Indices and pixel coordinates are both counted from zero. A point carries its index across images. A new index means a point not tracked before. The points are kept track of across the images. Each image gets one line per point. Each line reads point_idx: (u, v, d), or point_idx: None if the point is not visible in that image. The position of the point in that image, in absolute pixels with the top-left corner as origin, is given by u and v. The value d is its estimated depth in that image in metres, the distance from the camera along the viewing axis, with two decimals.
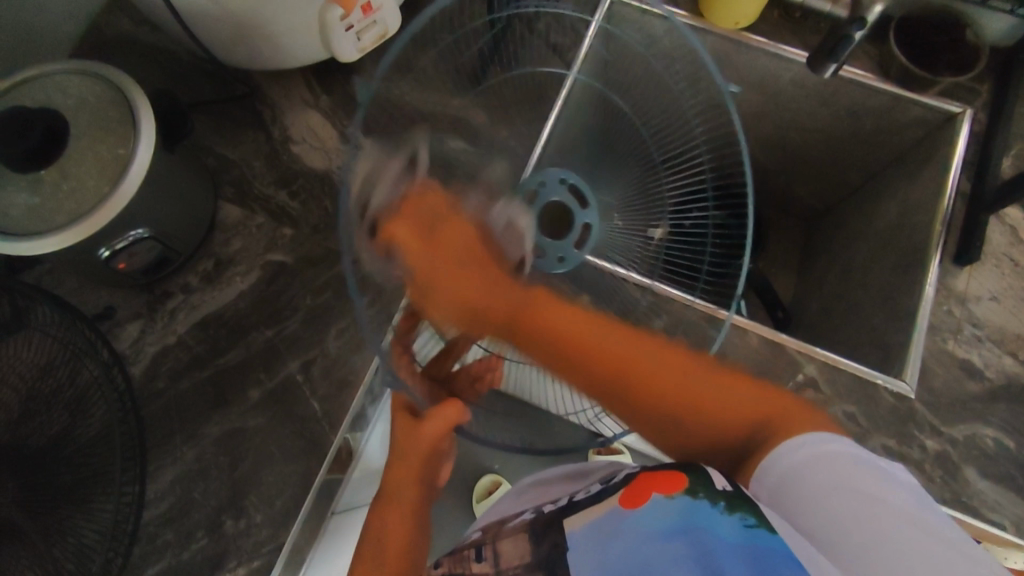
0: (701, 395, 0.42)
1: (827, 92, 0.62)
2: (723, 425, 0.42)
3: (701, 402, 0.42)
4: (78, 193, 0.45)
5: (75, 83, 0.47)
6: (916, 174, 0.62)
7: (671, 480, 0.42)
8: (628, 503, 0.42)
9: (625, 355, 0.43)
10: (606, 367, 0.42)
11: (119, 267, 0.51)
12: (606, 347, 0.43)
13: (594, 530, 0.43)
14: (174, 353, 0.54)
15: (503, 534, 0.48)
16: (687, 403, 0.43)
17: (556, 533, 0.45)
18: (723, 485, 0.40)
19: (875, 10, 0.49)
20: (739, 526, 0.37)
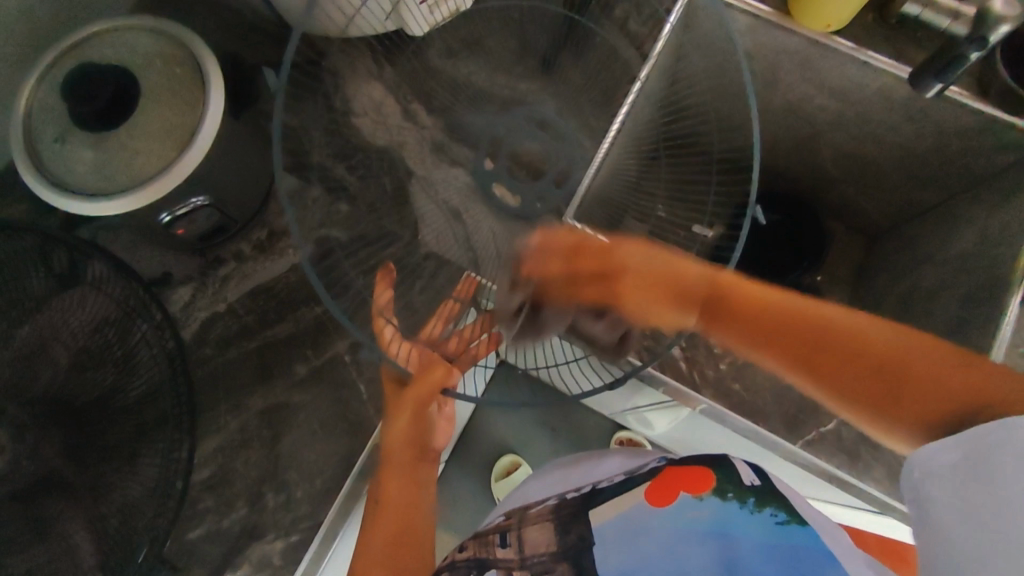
0: (878, 358, 0.39)
1: (915, 107, 0.59)
2: (937, 398, 0.37)
3: (912, 377, 0.38)
4: (144, 156, 0.44)
5: (144, 40, 0.46)
6: (1000, 202, 0.58)
7: (697, 479, 0.40)
8: (654, 497, 0.40)
9: (843, 320, 0.41)
10: (785, 325, 0.42)
11: (177, 232, 0.50)
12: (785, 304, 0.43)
13: (622, 523, 0.39)
14: (223, 320, 0.54)
15: (528, 520, 0.42)
16: (869, 364, 0.40)
17: (582, 524, 0.40)
18: (750, 481, 0.40)
19: (1001, 31, 0.45)
20: (771, 523, 0.36)
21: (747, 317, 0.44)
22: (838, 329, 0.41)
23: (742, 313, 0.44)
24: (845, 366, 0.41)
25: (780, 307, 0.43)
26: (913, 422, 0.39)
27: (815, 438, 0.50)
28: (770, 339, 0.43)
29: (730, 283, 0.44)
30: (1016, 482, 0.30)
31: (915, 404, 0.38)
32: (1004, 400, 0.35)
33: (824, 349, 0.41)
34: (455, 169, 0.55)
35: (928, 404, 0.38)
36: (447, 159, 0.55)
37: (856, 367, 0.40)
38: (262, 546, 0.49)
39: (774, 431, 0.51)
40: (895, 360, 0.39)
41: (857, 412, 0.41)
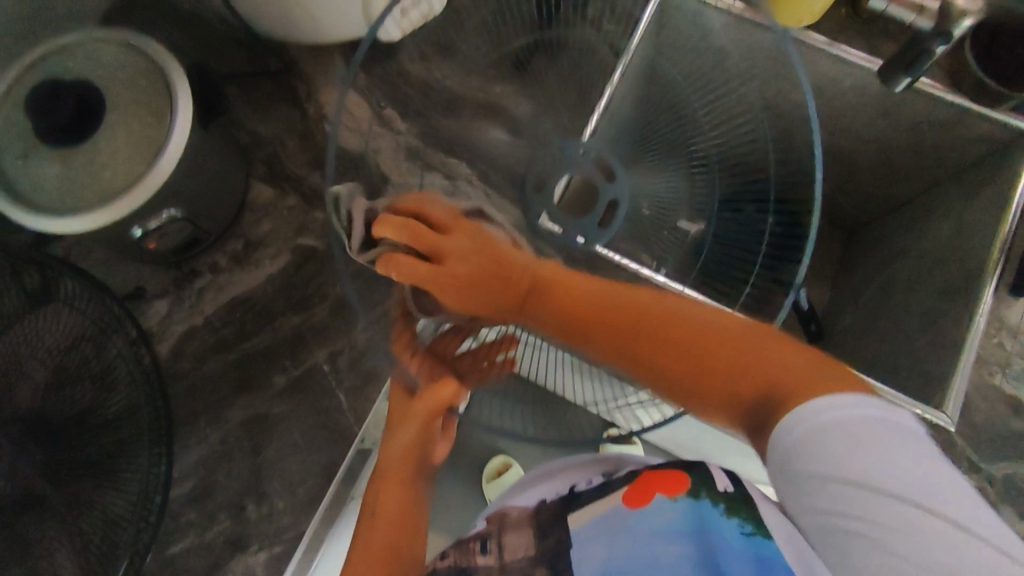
0: (701, 337, 0.34)
1: (888, 102, 0.59)
2: (743, 395, 0.32)
3: (744, 380, 0.32)
4: (113, 171, 0.43)
5: (111, 54, 0.46)
6: (973, 194, 0.59)
7: (673, 481, 0.41)
8: (631, 500, 0.41)
9: (634, 303, 0.37)
10: (644, 345, 0.35)
11: (150, 246, 0.50)
12: (625, 296, 0.37)
13: (599, 524, 0.41)
14: (201, 333, 0.54)
15: (510, 525, 0.44)
16: (688, 366, 0.34)
17: (560, 529, 0.42)
18: (725, 487, 0.40)
19: (964, 26, 0.45)
20: (739, 532, 0.36)
21: (590, 321, 0.37)
22: (676, 341, 0.35)
23: (555, 298, 0.39)
24: (641, 348, 0.35)
25: (641, 317, 0.36)
26: (731, 408, 0.33)
27: None
28: (557, 303, 0.39)
29: (551, 281, 0.39)
30: (842, 453, 0.28)
31: (727, 385, 0.33)
32: (814, 385, 0.31)
33: (647, 330, 0.35)
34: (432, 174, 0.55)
35: (739, 396, 0.33)
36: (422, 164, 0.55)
37: (668, 341, 0.35)
38: (245, 558, 0.49)
39: None
40: (721, 346, 0.33)
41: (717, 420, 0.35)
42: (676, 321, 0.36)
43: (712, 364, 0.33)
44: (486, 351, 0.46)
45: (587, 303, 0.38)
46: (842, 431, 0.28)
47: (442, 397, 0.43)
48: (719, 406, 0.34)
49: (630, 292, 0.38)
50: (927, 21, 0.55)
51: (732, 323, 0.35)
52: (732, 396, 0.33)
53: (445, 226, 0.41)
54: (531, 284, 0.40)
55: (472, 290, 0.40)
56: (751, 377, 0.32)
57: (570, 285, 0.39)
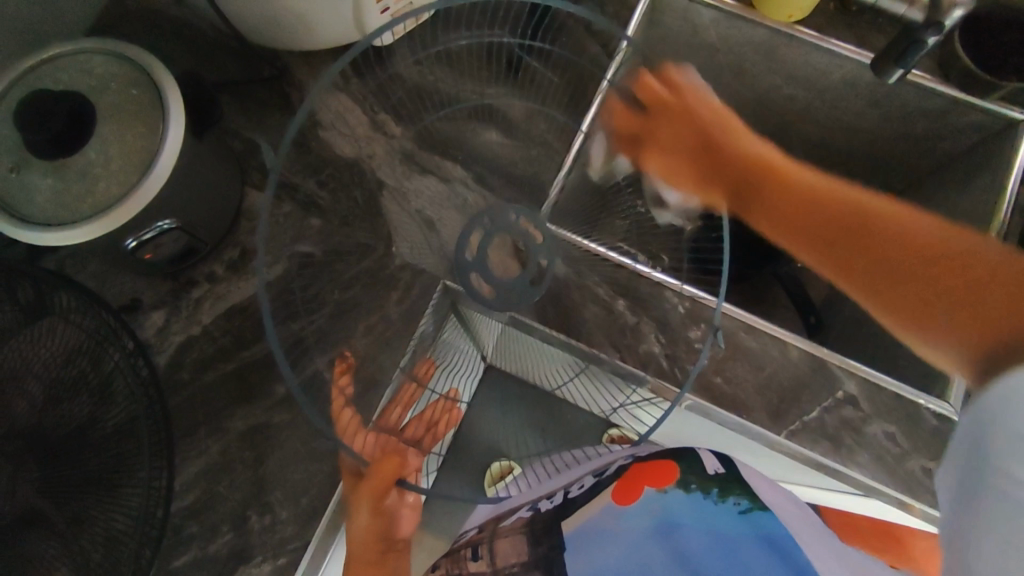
0: (865, 219, 0.47)
1: (880, 93, 0.60)
2: (908, 255, 0.45)
3: (905, 264, 0.45)
4: (107, 181, 0.43)
5: (102, 65, 0.45)
6: (967, 182, 0.59)
7: (659, 472, 0.43)
8: (621, 496, 0.43)
9: (804, 208, 0.49)
10: (821, 225, 0.48)
11: (145, 257, 0.49)
12: (815, 198, 0.49)
13: (589, 526, 0.43)
14: (199, 343, 0.53)
15: (500, 534, 0.47)
16: (842, 219, 0.48)
17: (553, 535, 0.44)
18: (713, 469, 0.43)
19: (954, 15, 0.45)
20: (734, 512, 0.40)
21: (801, 210, 0.49)
22: (876, 224, 0.46)
23: (767, 190, 0.51)
24: (818, 220, 0.48)
25: (800, 189, 0.50)
26: (899, 283, 0.45)
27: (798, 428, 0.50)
28: (750, 194, 0.52)
29: (777, 161, 0.52)
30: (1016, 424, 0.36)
31: (880, 268, 0.46)
32: (989, 280, 0.42)
33: (817, 213, 0.49)
34: (428, 178, 0.53)
35: (932, 271, 0.44)
36: (419, 168, 0.54)
37: (851, 232, 0.47)
38: (250, 570, 0.49)
39: (759, 423, 0.51)
40: (878, 233, 0.46)
41: (903, 328, 0.45)
42: (802, 189, 0.50)
43: (889, 233, 0.46)
44: (429, 415, 0.50)
45: (806, 203, 0.49)
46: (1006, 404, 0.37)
47: (386, 475, 0.42)
48: (929, 318, 0.44)
49: (830, 185, 0.50)
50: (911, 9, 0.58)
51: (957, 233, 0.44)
52: (976, 322, 0.42)
53: (639, 116, 0.54)
54: (749, 179, 0.51)
55: (679, 129, 0.52)
56: (965, 279, 0.43)
57: (772, 193, 0.51)
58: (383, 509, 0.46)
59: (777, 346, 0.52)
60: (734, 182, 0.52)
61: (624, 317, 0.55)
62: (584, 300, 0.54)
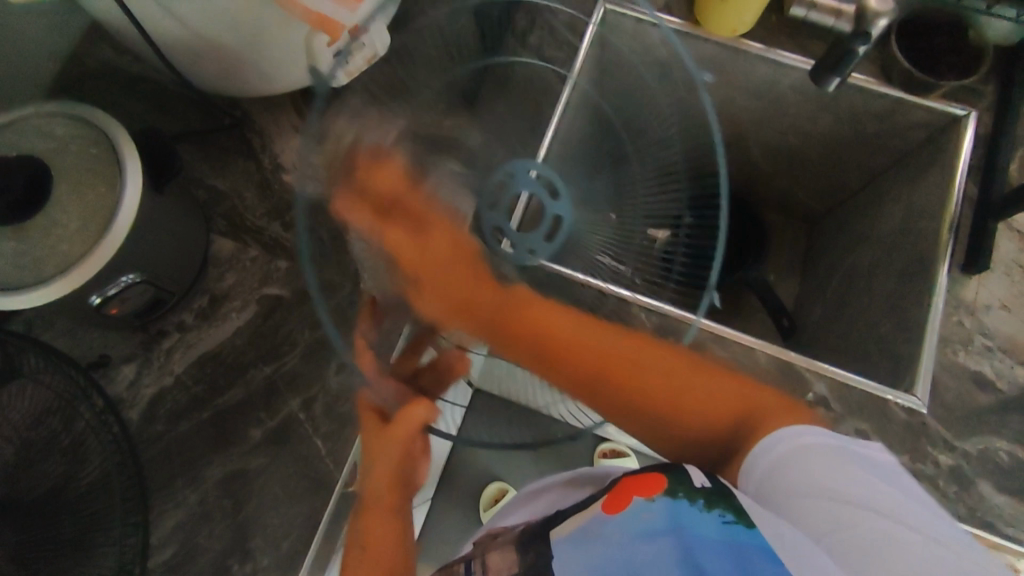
0: (619, 373, 0.48)
1: (828, 98, 0.61)
2: (712, 421, 0.47)
3: (689, 405, 0.47)
4: (66, 240, 0.43)
5: (59, 125, 0.46)
6: (918, 178, 0.61)
7: (649, 484, 0.40)
8: (608, 507, 0.40)
9: (610, 350, 0.49)
10: (597, 381, 0.49)
11: (111, 311, 0.49)
12: (646, 391, 0.48)
13: (576, 534, 0.40)
14: (172, 394, 0.53)
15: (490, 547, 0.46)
16: (661, 396, 0.48)
17: (541, 542, 0.42)
18: (702, 482, 0.39)
19: (878, 25, 0.48)
20: (719, 522, 0.35)
21: (563, 358, 0.48)
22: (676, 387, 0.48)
23: (580, 384, 0.49)
24: (615, 410, 0.49)
25: (643, 385, 0.48)
26: (698, 446, 0.49)
27: None
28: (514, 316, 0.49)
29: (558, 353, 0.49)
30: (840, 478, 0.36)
31: (695, 417, 0.48)
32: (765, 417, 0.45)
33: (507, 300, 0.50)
34: None
35: (707, 427, 0.48)
36: None
37: (630, 392, 0.48)
38: None
39: None
40: (688, 397, 0.48)
41: (681, 441, 0.49)
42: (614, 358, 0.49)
43: (653, 379, 0.48)
44: (438, 365, 0.52)
45: (611, 351, 0.49)
46: (817, 462, 0.37)
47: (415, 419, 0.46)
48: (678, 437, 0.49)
49: (601, 332, 0.50)
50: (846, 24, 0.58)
51: (705, 376, 0.48)
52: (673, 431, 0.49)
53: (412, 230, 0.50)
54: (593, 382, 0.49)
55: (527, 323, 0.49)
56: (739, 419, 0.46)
57: (598, 347, 0.49)
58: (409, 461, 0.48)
59: (744, 352, 0.53)
60: (587, 388, 0.49)
61: None
62: (553, 323, 0.56)
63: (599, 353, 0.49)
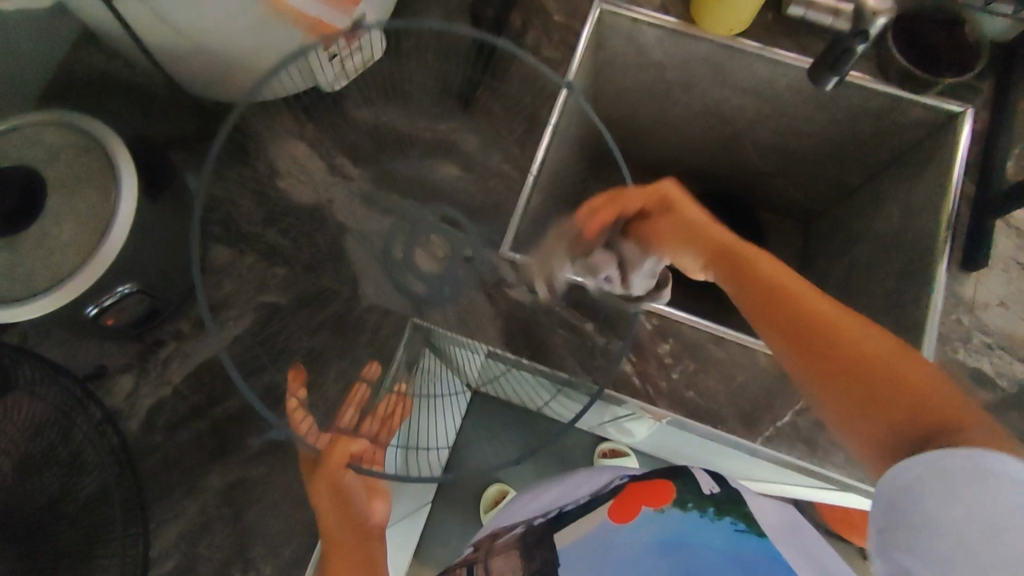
0: (822, 318, 0.41)
1: (825, 96, 0.61)
2: (889, 410, 0.37)
3: (857, 358, 0.39)
4: (61, 251, 0.43)
5: (50, 135, 0.45)
6: (917, 175, 0.61)
7: (658, 492, 0.46)
8: (617, 515, 0.46)
9: (815, 305, 0.41)
10: (787, 319, 0.42)
11: (107, 322, 0.49)
12: (817, 311, 0.41)
13: (586, 542, 0.46)
14: (170, 404, 0.52)
15: (495, 551, 0.50)
16: (830, 349, 0.40)
17: (546, 548, 0.47)
18: (710, 489, 0.45)
19: (878, 24, 0.45)
20: (730, 531, 0.41)
21: (764, 299, 0.43)
22: (843, 349, 0.39)
23: (765, 302, 0.43)
24: (775, 334, 0.42)
25: (813, 311, 0.41)
26: (864, 420, 0.38)
27: (772, 433, 0.51)
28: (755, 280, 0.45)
29: (789, 296, 0.43)
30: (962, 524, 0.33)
31: (896, 402, 0.37)
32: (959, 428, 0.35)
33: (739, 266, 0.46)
34: (389, 219, 0.55)
35: (908, 416, 0.36)
36: (380, 210, 0.55)
37: (785, 319, 0.42)
38: None
39: (734, 432, 0.51)
40: (869, 352, 0.39)
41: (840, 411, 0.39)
42: (810, 311, 0.41)
43: (817, 308, 0.41)
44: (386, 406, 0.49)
45: (800, 301, 0.42)
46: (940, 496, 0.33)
47: (337, 457, 0.46)
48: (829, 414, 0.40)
49: (818, 299, 0.42)
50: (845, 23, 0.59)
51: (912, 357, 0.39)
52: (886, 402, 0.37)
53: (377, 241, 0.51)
54: (790, 305, 0.42)
55: (783, 296, 0.43)
56: (904, 415, 0.37)
57: (791, 292, 0.43)
58: (345, 499, 0.48)
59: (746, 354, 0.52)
60: (762, 296, 0.43)
61: (594, 339, 0.53)
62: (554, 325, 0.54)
63: (810, 309, 0.41)
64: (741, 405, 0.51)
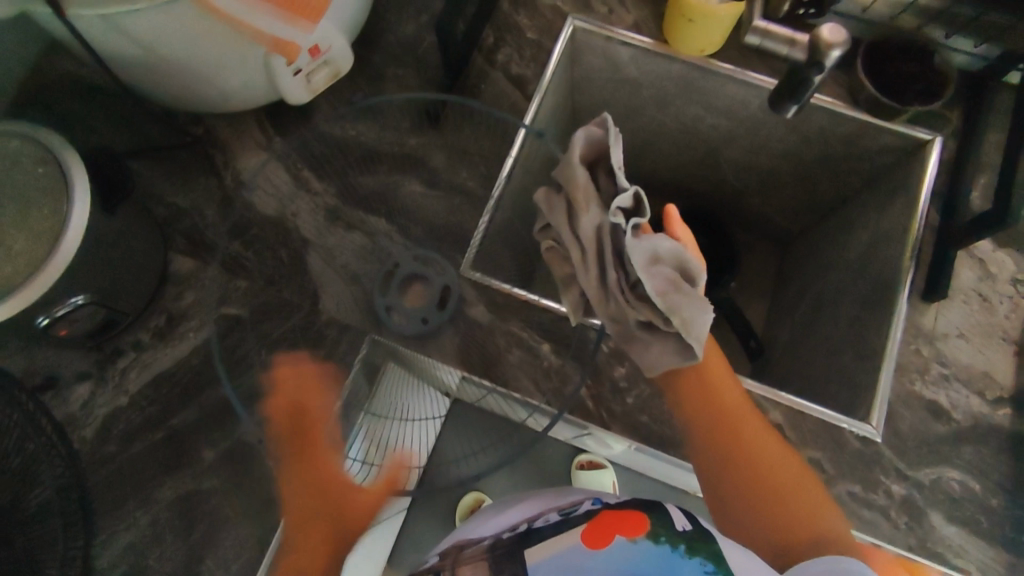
0: (757, 445, 0.47)
1: (796, 120, 0.61)
2: (788, 528, 0.46)
3: (774, 483, 0.46)
4: (11, 261, 0.43)
5: (6, 145, 0.46)
6: (886, 202, 0.60)
7: (632, 521, 0.42)
8: (592, 540, 0.42)
9: (751, 430, 0.48)
10: (728, 440, 0.47)
11: (60, 332, 0.49)
12: (757, 441, 0.47)
13: (556, 564, 0.42)
14: (127, 413, 0.53)
15: (462, 561, 0.45)
16: (754, 471, 0.47)
17: (516, 564, 0.43)
18: (682, 525, 0.43)
19: (832, 55, 0.46)
20: (700, 571, 0.40)
21: (712, 413, 0.48)
22: (761, 472, 0.47)
23: (715, 422, 0.48)
24: (720, 449, 0.47)
25: (752, 441, 0.47)
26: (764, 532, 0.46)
27: None
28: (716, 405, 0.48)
29: (740, 427, 0.48)
30: None
31: (793, 521, 0.45)
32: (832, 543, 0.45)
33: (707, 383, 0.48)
34: (352, 233, 0.53)
35: (796, 534, 0.45)
36: (343, 225, 0.53)
37: (731, 441, 0.47)
38: None
39: (686, 458, 0.51)
40: (780, 479, 0.46)
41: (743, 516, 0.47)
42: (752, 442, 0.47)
43: (754, 437, 0.47)
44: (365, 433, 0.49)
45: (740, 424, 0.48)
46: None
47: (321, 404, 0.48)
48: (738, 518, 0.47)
49: (761, 430, 0.48)
50: (800, 53, 0.59)
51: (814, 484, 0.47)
52: (795, 533, 0.45)
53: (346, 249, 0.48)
54: (735, 428, 0.48)
55: (739, 416, 0.48)
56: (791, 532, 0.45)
57: (739, 416, 0.48)
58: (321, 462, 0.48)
59: None
60: (712, 413, 0.48)
61: (550, 361, 0.54)
62: (508, 344, 0.54)
63: (751, 434, 0.48)
64: None
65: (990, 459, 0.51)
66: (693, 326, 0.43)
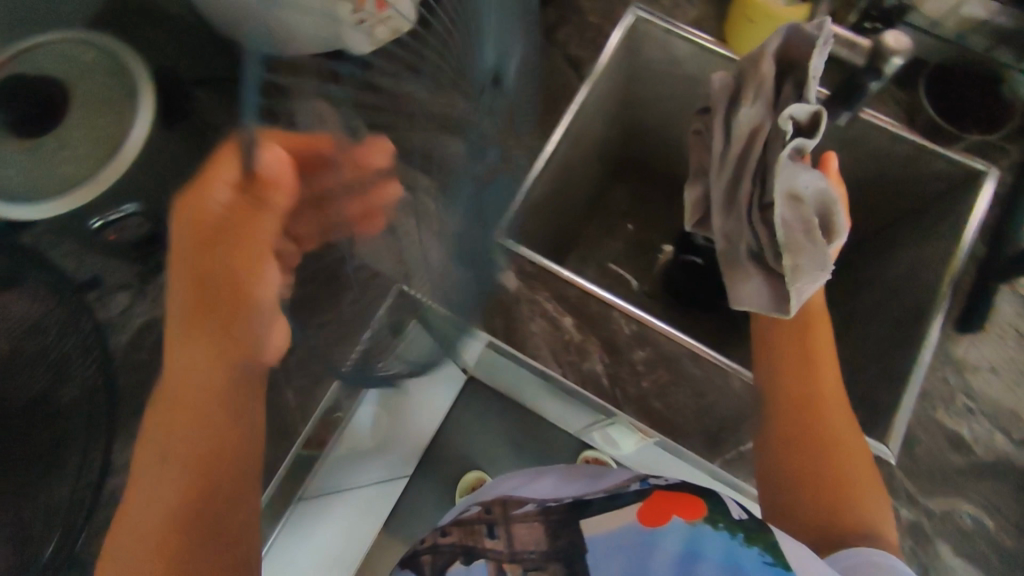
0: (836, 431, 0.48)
1: (848, 136, 0.61)
2: (836, 519, 0.46)
3: (837, 470, 0.47)
4: (75, 160, 0.45)
5: (82, 53, 0.48)
6: (930, 230, 0.59)
7: (688, 506, 0.43)
8: (646, 519, 0.43)
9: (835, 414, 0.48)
10: (809, 416, 0.48)
11: (108, 237, 0.52)
12: (839, 428, 0.48)
13: (610, 539, 0.43)
14: (162, 326, 0.55)
15: (515, 519, 0.47)
16: (824, 452, 0.47)
17: (571, 531, 0.44)
18: (738, 514, 0.43)
19: (894, 63, 0.45)
20: (761, 562, 0.40)
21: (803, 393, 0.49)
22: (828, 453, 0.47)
23: (801, 396, 0.48)
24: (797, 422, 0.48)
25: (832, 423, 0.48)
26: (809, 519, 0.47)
27: (734, 456, 0.53)
28: (813, 383, 0.49)
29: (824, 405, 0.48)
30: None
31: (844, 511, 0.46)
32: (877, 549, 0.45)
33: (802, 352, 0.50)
34: None
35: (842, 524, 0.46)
36: None
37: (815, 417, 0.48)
38: None
39: (694, 448, 0.53)
40: (849, 471, 0.47)
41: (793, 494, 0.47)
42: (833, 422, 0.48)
43: (836, 422, 0.48)
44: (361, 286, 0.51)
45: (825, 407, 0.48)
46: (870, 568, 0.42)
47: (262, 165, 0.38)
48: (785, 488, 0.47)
49: (846, 421, 0.48)
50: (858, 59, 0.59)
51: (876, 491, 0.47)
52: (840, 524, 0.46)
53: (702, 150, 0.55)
54: (819, 408, 0.48)
55: (831, 399, 0.49)
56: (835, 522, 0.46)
57: (828, 400, 0.49)
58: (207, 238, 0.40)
59: (720, 377, 0.52)
60: (802, 388, 0.49)
61: (570, 334, 0.56)
62: (530, 314, 0.56)
63: (835, 421, 0.48)
64: (707, 425, 0.53)
65: (1007, 498, 0.50)
66: (798, 277, 0.46)
